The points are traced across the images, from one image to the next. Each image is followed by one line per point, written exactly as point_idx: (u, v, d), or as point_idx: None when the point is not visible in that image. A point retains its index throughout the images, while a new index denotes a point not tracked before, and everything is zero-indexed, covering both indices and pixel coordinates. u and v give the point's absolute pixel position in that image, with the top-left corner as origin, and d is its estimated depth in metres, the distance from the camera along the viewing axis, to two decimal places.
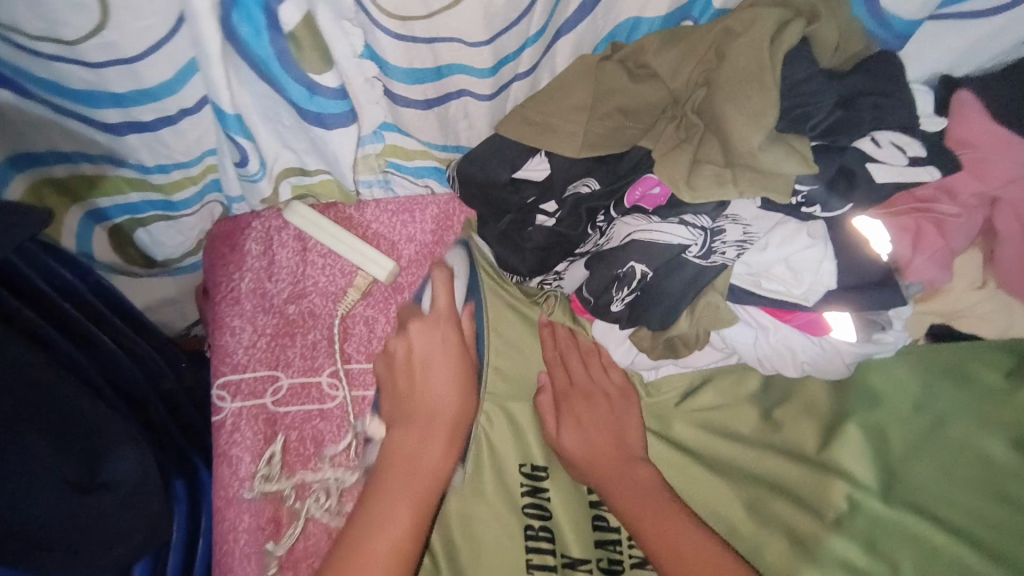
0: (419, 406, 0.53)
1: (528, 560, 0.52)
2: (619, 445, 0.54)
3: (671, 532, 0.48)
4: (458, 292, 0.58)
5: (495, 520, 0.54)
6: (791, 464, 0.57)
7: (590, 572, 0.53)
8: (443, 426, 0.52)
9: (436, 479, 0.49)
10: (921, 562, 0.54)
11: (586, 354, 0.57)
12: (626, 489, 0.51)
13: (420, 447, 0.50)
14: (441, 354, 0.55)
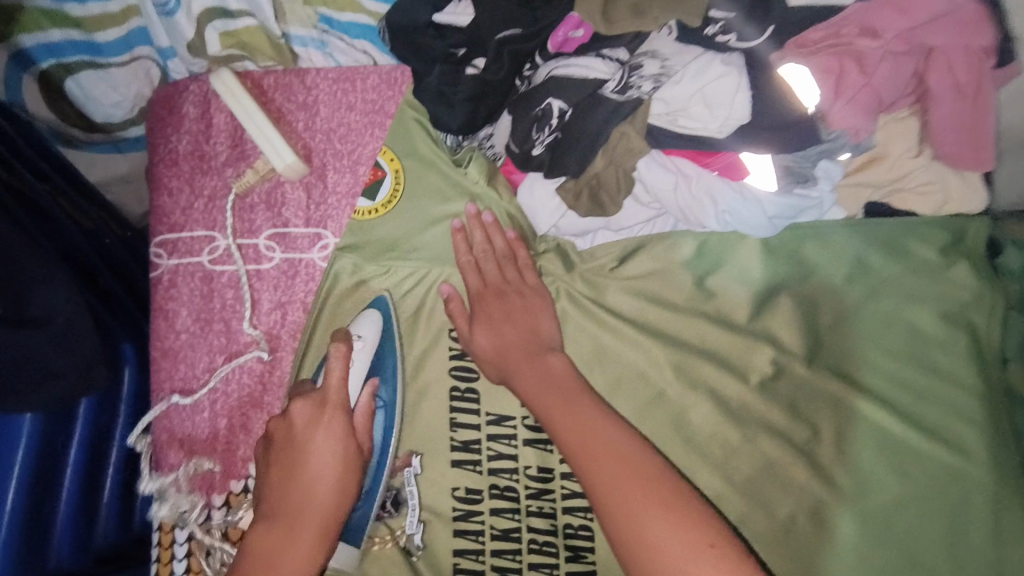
0: (287, 502, 0.48)
1: (452, 419, 0.56)
2: (532, 342, 0.53)
3: (585, 425, 0.47)
4: (359, 362, 0.54)
5: (427, 377, 0.57)
6: (720, 329, 0.58)
7: (514, 428, 0.56)
8: (312, 523, 0.47)
9: (331, 512, 0.48)
10: (836, 421, 0.57)
11: (500, 259, 0.55)
12: (536, 380, 0.50)
13: (312, 478, 0.49)
14: (342, 412, 0.51)
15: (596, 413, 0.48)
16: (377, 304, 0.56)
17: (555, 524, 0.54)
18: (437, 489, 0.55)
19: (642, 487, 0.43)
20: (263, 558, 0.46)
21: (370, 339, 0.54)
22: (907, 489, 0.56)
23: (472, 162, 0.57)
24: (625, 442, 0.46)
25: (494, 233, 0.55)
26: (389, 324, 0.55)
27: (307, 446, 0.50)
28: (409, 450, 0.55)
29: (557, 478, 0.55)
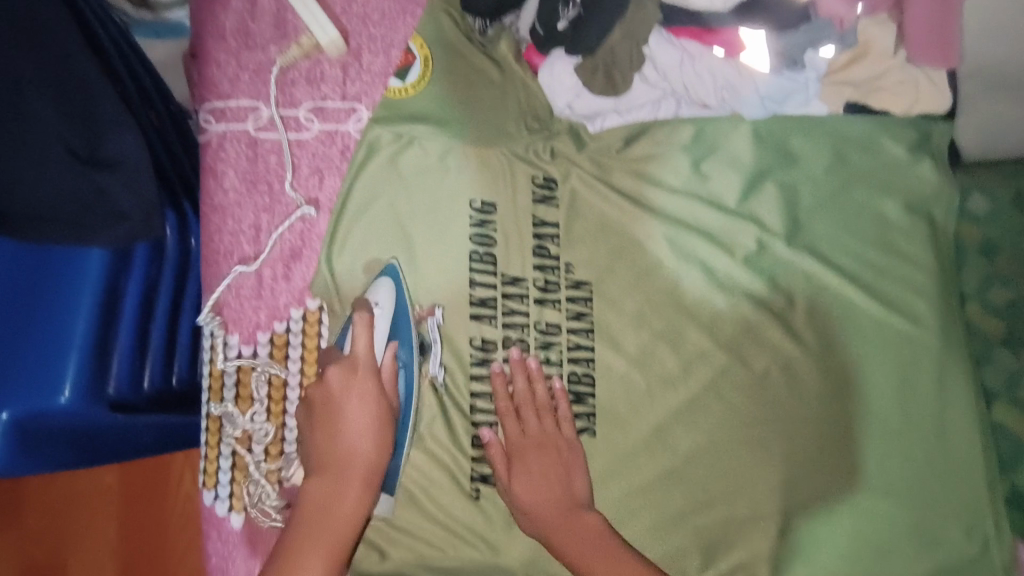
0: (334, 451, 0.55)
1: (472, 278, 0.63)
2: (561, 491, 0.58)
3: (583, 547, 0.56)
4: (380, 330, 0.59)
5: (450, 240, 0.63)
6: (710, 208, 0.65)
7: (527, 289, 0.63)
8: (355, 471, 0.55)
9: (353, 523, 0.54)
10: (809, 291, 0.65)
11: (540, 408, 0.60)
12: (572, 538, 0.56)
13: (352, 433, 0.56)
14: (363, 416, 0.56)
15: (617, 545, 0.56)
16: (388, 272, 0.60)
17: (561, 371, 0.62)
18: (455, 338, 0.62)
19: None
20: (318, 501, 0.54)
21: (388, 307, 0.60)
22: (868, 352, 0.64)
23: (500, 40, 0.67)
24: (616, 553, 0.56)
25: (537, 381, 0.60)
26: (399, 288, 0.60)
27: (345, 399, 0.56)
28: (431, 303, 0.62)
29: (563, 332, 0.63)
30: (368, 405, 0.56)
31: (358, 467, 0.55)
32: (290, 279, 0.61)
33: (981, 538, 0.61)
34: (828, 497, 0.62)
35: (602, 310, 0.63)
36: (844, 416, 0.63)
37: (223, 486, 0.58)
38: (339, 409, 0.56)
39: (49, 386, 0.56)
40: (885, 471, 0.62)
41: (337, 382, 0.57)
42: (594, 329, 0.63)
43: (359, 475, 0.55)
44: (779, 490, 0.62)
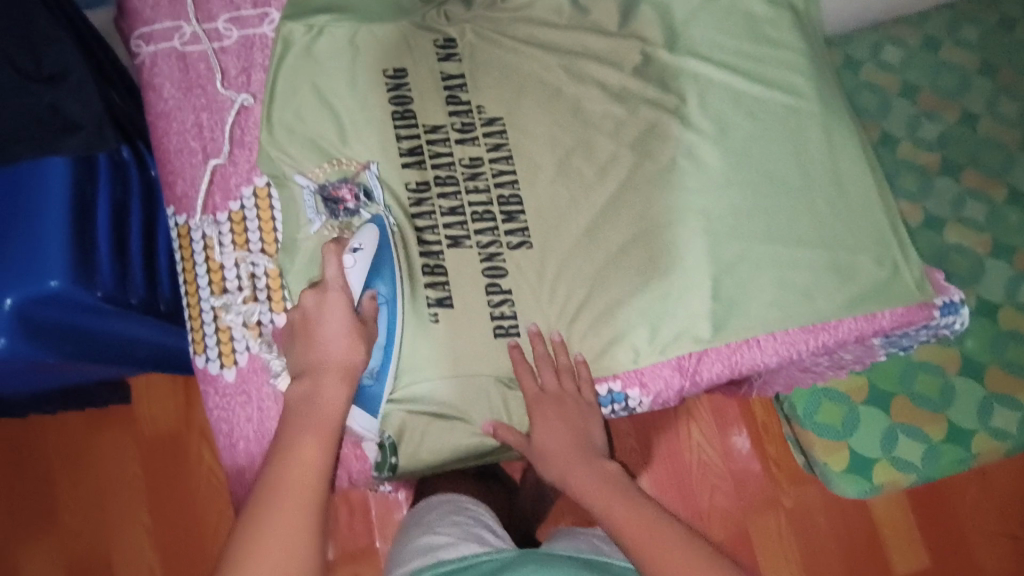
0: (311, 357, 0.62)
1: (397, 133, 0.70)
2: (575, 452, 0.68)
3: (603, 491, 0.65)
4: (360, 268, 0.66)
5: (371, 107, 0.71)
6: (595, 35, 0.73)
7: (447, 134, 0.71)
8: (335, 369, 0.61)
9: (336, 414, 0.59)
10: (698, 88, 0.72)
11: (560, 368, 0.67)
12: (591, 481, 0.67)
13: (316, 392, 0.60)
14: (341, 328, 0.62)
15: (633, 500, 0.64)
16: (371, 171, 0.69)
17: (490, 196, 0.70)
18: (392, 185, 0.70)
19: (652, 534, 0.59)
20: (304, 399, 0.60)
21: (370, 246, 0.66)
22: (758, 126, 0.71)
23: None
24: (633, 502, 0.63)
25: (559, 348, 0.68)
26: (384, 232, 0.67)
27: (321, 313, 0.62)
28: (365, 162, 0.70)
29: (486, 163, 0.71)
30: (349, 346, 0.62)
31: (336, 369, 0.61)
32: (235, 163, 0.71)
33: (891, 264, 0.69)
34: (749, 260, 0.68)
35: (517, 139, 0.71)
36: (753, 186, 0.70)
37: (212, 348, 0.68)
38: (316, 327, 0.62)
39: (40, 269, 0.62)
40: (796, 227, 0.69)
41: (312, 306, 0.63)
42: (512, 156, 0.71)
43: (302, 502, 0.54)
44: (705, 259, 0.68)
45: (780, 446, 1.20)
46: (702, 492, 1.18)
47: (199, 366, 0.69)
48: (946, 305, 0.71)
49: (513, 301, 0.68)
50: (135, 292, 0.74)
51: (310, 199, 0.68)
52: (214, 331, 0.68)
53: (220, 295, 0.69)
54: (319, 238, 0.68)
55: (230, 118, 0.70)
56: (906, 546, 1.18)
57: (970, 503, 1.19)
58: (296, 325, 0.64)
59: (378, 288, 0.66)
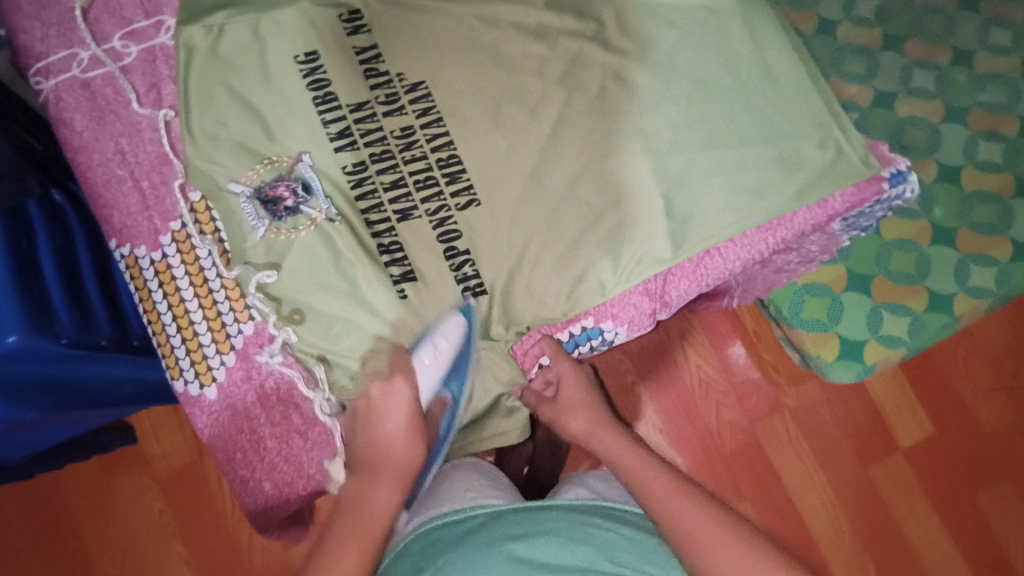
0: (371, 454, 0.66)
1: (323, 119, 0.69)
2: (591, 407, 0.78)
3: (643, 472, 0.70)
4: (443, 356, 0.66)
5: (288, 99, 0.69)
6: None
7: (373, 109, 0.69)
8: (391, 470, 0.67)
9: (380, 520, 0.64)
10: (614, 10, 0.71)
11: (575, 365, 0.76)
12: (634, 463, 0.71)
13: (370, 487, 0.65)
14: (402, 424, 0.66)
15: (671, 485, 0.68)
16: (302, 166, 0.68)
17: (429, 162, 0.69)
18: (328, 172, 0.69)
19: (698, 522, 0.64)
20: (354, 497, 0.65)
21: (452, 343, 0.66)
22: (679, 34, 0.70)
23: None
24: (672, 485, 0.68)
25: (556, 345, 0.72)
26: (468, 329, 0.67)
27: (385, 405, 0.66)
28: (298, 154, 0.69)
29: (418, 130, 0.69)
30: (409, 446, 0.67)
31: (392, 475, 0.66)
32: (169, 181, 0.71)
33: (834, 145, 0.69)
34: (696, 170, 0.68)
35: (444, 98, 0.70)
36: (686, 97, 0.69)
37: (188, 371, 0.70)
38: (378, 418, 0.66)
39: None
40: (737, 128, 0.69)
41: (377, 397, 0.66)
42: (443, 117, 0.69)
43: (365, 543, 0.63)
44: (653, 179, 0.68)
45: (776, 350, 1.23)
46: (708, 409, 1.21)
47: (181, 390, 0.71)
48: (895, 175, 0.72)
49: (473, 260, 0.68)
50: (103, 333, 0.73)
51: (249, 205, 0.68)
52: (191, 373, 0.70)
53: (183, 318, 0.70)
54: (352, 327, 0.67)
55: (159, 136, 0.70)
56: (909, 417, 1.21)
57: (962, 365, 1.22)
58: (358, 417, 0.67)
59: (451, 388, 0.69)
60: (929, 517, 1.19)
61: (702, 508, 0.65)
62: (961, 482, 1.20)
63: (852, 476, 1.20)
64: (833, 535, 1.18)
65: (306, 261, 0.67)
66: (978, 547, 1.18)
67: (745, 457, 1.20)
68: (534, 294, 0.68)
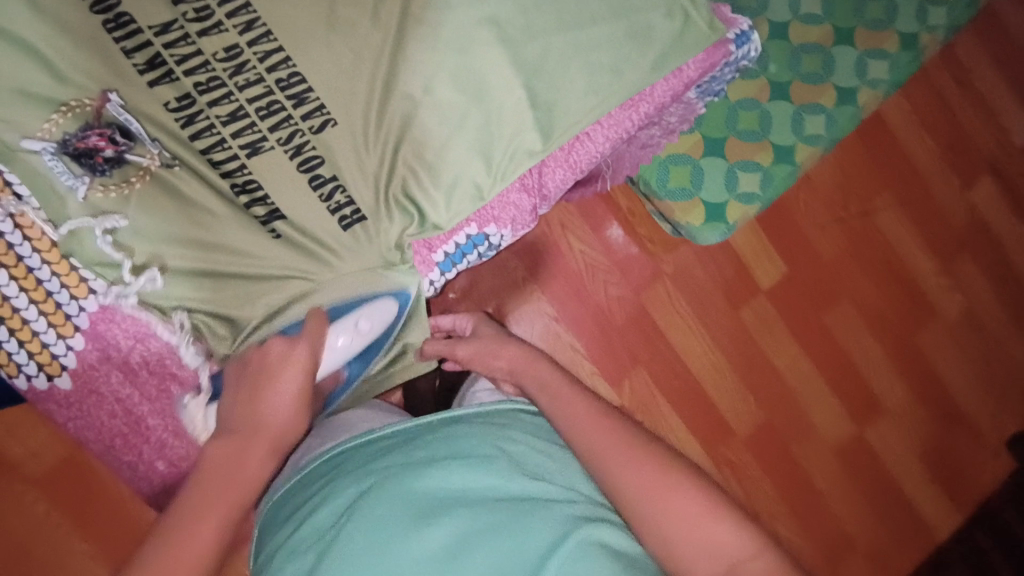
0: (248, 419, 0.61)
1: (123, 49, 0.58)
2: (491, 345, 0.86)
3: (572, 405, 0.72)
4: (364, 325, 0.67)
5: (67, 28, 0.57)
6: None
7: (184, 29, 0.59)
8: (265, 440, 0.61)
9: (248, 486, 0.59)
10: None
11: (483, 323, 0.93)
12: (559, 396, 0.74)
13: (233, 459, 0.59)
14: (293, 373, 0.62)
15: (592, 413, 0.70)
16: (110, 106, 0.58)
17: (267, 85, 0.61)
18: (147, 111, 0.59)
19: (615, 446, 0.66)
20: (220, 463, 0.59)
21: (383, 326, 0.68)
22: None
23: None
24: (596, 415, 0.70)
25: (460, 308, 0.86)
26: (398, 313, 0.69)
27: (270, 369, 0.61)
28: (103, 91, 0.58)
29: (245, 49, 0.60)
30: (293, 411, 0.63)
31: (267, 441, 0.61)
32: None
33: (680, 13, 0.69)
34: (554, 54, 0.66)
35: (266, 6, 0.61)
36: None
37: (28, 365, 0.61)
38: (269, 384, 0.61)
39: None
40: (586, 4, 0.66)
41: (274, 354, 0.61)
42: (271, 29, 0.61)
43: (233, 504, 0.58)
44: (511, 70, 0.65)
45: (649, 224, 1.29)
46: (597, 290, 1.27)
47: (24, 388, 0.62)
48: (739, 36, 0.74)
49: (344, 186, 0.63)
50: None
51: (58, 163, 0.58)
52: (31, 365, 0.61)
53: (4, 307, 0.60)
54: (241, 280, 0.62)
55: None
56: (768, 263, 1.34)
57: (805, 209, 1.36)
58: (251, 364, 0.62)
59: (350, 368, 0.71)
60: (791, 344, 1.36)
61: (624, 433, 0.67)
62: (812, 308, 1.37)
63: (727, 324, 1.33)
64: (716, 377, 1.32)
65: (159, 220, 0.59)
66: (829, 361, 1.38)
67: (634, 326, 1.29)
68: (414, 210, 0.65)
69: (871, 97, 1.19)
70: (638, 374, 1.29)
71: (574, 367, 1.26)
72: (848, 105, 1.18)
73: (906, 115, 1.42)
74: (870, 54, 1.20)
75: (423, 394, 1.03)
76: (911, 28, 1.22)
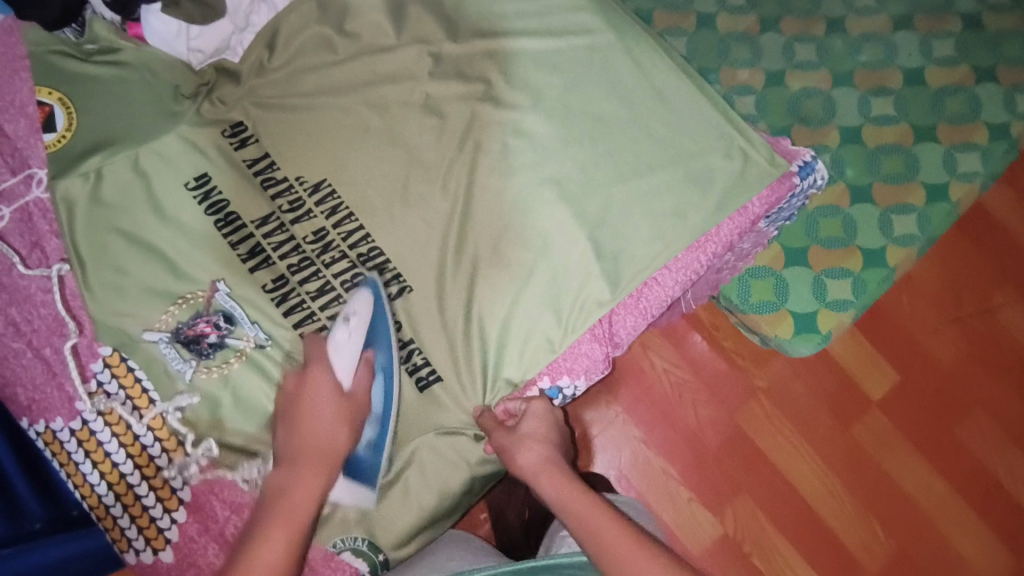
0: (306, 442, 0.59)
1: (229, 242, 0.66)
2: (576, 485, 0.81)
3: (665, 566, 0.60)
4: (354, 330, 0.63)
5: (185, 232, 0.66)
6: (380, 57, 0.71)
7: (279, 220, 0.67)
8: (314, 457, 0.58)
9: (308, 509, 0.56)
10: (498, 64, 0.71)
11: None
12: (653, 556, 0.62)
13: (290, 477, 0.57)
14: (318, 398, 0.60)
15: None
16: (219, 296, 0.65)
17: (350, 260, 0.67)
18: (248, 296, 0.65)
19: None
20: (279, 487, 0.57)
21: (363, 313, 0.63)
22: (566, 76, 0.70)
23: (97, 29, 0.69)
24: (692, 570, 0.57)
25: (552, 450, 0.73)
26: (378, 298, 0.64)
27: (304, 394, 0.61)
28: (213, 282, 0.65)
29: (331, 230, 0.67)
30: (333, 429, 0.59)
31: (315, 459, 0.58)
32: (62, 343, 0.66)
33: (739, 153, 0.70)
34: (615, 207, 0.68)
35: (349, 192, 0.68)
36: (589, 137, 0.69)
37: (136, 540, 0.64)
38: (306, 397, 0.60)
39: None
40: (643, 154, 0.69)
41: (297, 385, 0.61)
42: (353, 212, 0.67)
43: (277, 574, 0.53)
44: (576, 227, 0.67)
45: (736, 338, 1.24)
46: (686, 411, 1.21)
47: (133, 561, 0.65)
48: (803, 167, 0.74)
49: (420, 348, 0.66)
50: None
51: (171, 350, 0.64)
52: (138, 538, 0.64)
53: (120, 484, 0.65)
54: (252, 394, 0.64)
55: (58, 300, 0.67)
56: (875, 373, 1.24)
57: (909, 311, 1.27)
58: (291, 397, 0.61)
59: (375, 354, 0.63)
60: (916, 463, 1.21)
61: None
62: (932, 422, 1.23)
63: (836, 443, 1.21)
64: (833, 505, 1.19)
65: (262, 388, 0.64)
66: (966, 480, 1.21)
67: (731, 450, 1.20)
68: (486, 366, 0.66)
69: (966, 192, 1.13)
70: (741, 502, 1.19)
71: (668, 496, 1.18)
72: (941, 204, 1.13)
73: (1010, 204, 1.32)
74: (956, 150, 1.16)
75: (513, 527, 0.98)
76: (998, 120, 1.17)
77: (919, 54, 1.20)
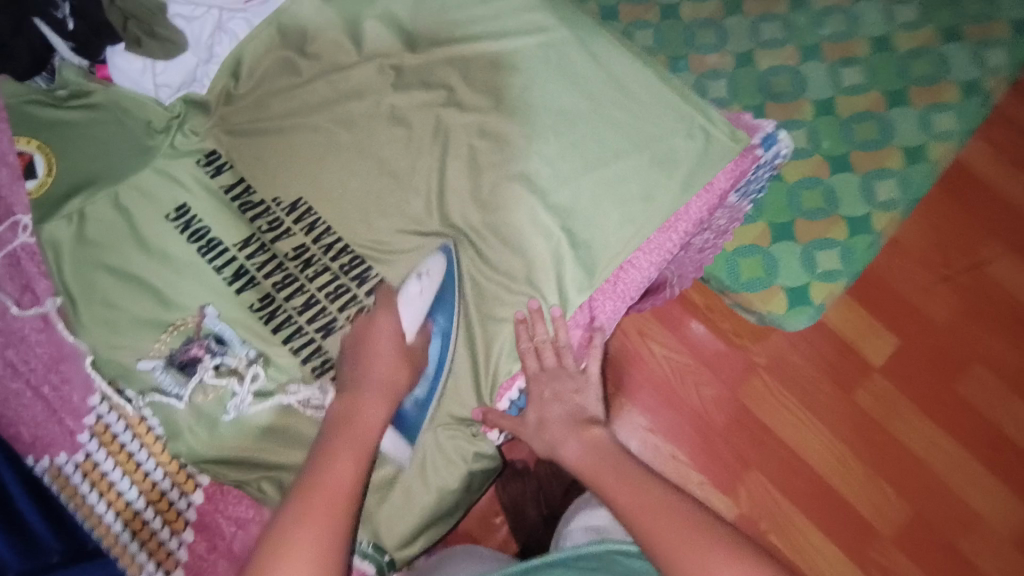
0: (368, 376, 0.63)
1: (214, 267, 0.68)
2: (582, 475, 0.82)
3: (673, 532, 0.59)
4: (425, 287, 0.67)
5: (169, 262, 0.68)
6: (345, 76, 0.73)
7: (260, 241, 0.69)
8: (374, 389, 0.62)
9: (371, 431, 0.60)
10: (459, 70, 0.73)
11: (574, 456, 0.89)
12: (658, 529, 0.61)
13: (354, 406, 0.61)
14: (380, 336, 0.64)
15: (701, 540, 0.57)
16: (208, 320, 0.67)
17: (332, 272, 0.68)
18: (236, 317, 0.67)
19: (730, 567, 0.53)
20: (344, 417, 0.61)
21: (437, 274, 0.68)
22: (526, 75, 0.72)
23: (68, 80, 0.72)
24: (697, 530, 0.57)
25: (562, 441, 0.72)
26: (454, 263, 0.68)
27: (366, 334, 0.64)
28: (200, 308, 0.67)
29: (311, 245, 0.69)
30: (394, 366, 0.63)
31: (380, 390, 0.62)
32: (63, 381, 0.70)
33: (701, 132, 0.71)
34: (585, 197, 0.69)
35: (325, 207, 0.69)
36: (554, 131, 0.70)
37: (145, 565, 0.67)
38: (369, 336, 0.64)
39: None
40: (607, 143, 0.71)
41: (362, 325, 0.65)
42: (331, 226, 0.69)
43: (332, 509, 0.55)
44: (549, 219, 0.68)
45: (732, 317, 1.25)
46: (689, 394, 1.22)
47: None
48: (766, 139, 0.75)
49: None
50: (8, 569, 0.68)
51: (166, 376, 0.66)
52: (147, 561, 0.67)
53: (127, 511, 0.67)
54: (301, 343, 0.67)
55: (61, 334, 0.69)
56: (873, 338, 1.24)
57: (901, 273, 1.27)
58: (354, 336, 0.65)
59: (436, 319, 0.67)
60: (923, 422, 1.21)
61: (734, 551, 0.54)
62: (934, 379, 1.23)
63: (841, 409, 1.22)
64: (845, 472, 1.19)
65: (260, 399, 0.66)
66: (977, 436, 1.21)
67: (738, 427, 1.21)
68: (475, 363, 0.67)
69: (943, 150, 1.14)
70: (753, 478, 1.19)
71: (681, 478, 1.18)
72: (919, 163, 1.14)
73: (991, 158, 1.33)
74: (928, 110, 1.17)
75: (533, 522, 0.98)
76: (967, 76, 1.18)
77: (882, 20, 1.21)
